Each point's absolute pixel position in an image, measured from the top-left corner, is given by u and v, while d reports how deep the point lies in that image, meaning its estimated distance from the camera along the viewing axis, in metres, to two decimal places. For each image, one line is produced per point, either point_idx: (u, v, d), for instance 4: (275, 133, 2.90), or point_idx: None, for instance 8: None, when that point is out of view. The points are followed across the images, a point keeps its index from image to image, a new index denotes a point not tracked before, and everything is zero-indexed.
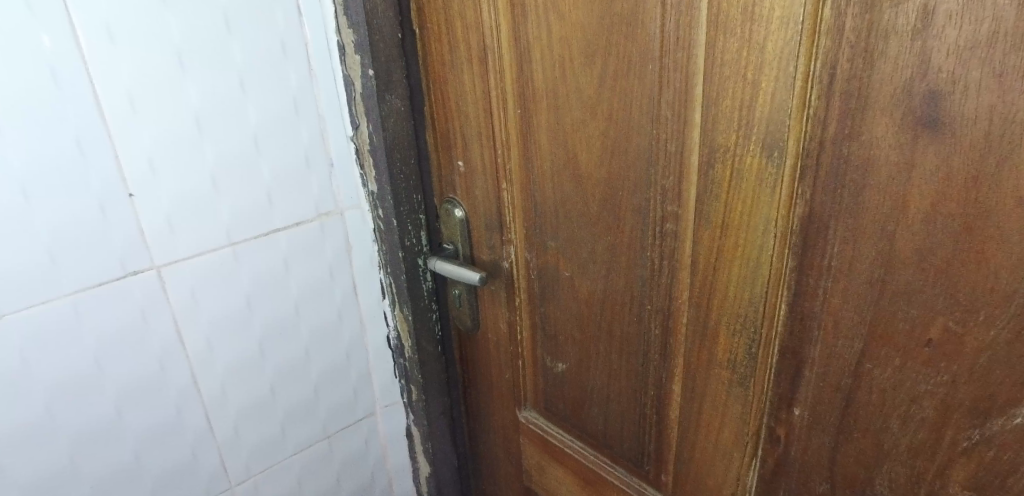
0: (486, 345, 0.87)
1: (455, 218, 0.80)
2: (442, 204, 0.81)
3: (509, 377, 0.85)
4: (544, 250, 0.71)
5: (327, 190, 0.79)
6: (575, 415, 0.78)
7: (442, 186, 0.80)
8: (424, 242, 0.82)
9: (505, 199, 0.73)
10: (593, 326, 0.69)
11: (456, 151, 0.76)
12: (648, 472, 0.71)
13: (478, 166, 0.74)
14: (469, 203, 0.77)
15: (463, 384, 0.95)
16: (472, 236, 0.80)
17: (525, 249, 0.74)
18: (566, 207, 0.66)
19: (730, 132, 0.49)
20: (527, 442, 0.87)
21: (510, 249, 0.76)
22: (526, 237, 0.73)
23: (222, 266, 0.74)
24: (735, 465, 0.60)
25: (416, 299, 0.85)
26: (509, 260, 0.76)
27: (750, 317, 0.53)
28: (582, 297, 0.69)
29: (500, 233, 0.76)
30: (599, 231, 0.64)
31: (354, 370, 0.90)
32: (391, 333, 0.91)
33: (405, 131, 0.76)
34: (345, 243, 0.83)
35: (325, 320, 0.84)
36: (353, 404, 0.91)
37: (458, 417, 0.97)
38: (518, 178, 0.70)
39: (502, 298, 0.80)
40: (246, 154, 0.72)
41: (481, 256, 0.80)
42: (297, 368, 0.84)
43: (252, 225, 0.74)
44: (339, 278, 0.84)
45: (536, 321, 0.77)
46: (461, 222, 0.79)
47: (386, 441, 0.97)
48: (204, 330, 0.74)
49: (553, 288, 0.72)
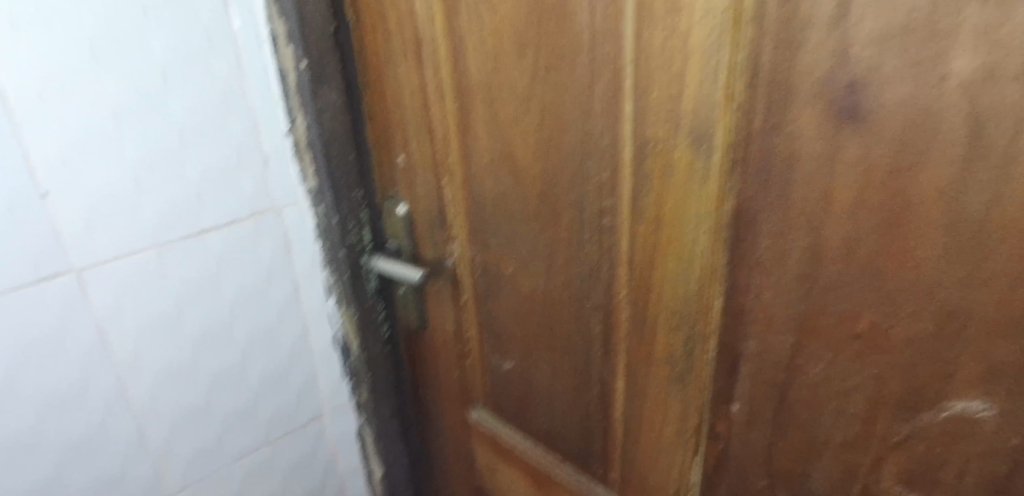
0: (434, 344, 0.85)
1: (397, 215, 0.77)
2: (384, 201, 0.78)
3: (457, 376, 0.84)
4: (486, 247, 0.70)
5: (262, 187, 0.76)
6: (523, 414, 0.76)
7: (383, 181, 0.78)
8: (368, 239, 0.80)
9: (447, 195, 0.71)
10: (536, 324, 0.68)
11: (395, 147, 0.74)
12: (595, 470, 0.71)
13: (417, 162, 0.71)
14: (411, 198, 0.75)
15: (414, 384, 0.92)
16: (415, 233, 0.77)
17: (467, 246, 0.72)
18: (505, 203, 0.64)
19: (659, 126, 0.48)
20: (477, 442, 0.85)
21: (453, 246, 0.74)
22: (469, 234, 0.71)
23: (150, 267, 0.70)
24: (677, 463, 0.60)
25: (361, 298, 0.82)
26: (452, 258, 0.74)
27: (686, 314, 0.52)
28: (524, 294, 0.67)
29: (443, 229, 0.74)
30: (538, 227, 0.62)
31: (298, 373, 0.87)
32: (337, 334, 0.88)
33: (342, 125, 0.73)
34: (283, 241, 0.80)
35: (265, 322, 0.82)
36: (297, 407, 0.89)
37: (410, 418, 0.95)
38: (458, 174, 0.68)
39: (447, 297, 0.78)
40: (172, 149, 0.68)
41: (424, 254, 0.78)
42: (234, 372, 0.81)
43: (179, 225, 0.71)
44: (278, 279, 0.81)
45: (482, 319, 0.76)
46: (403, 219, 0.77)
47: (335, 444, 0.95)
48: (130, 335, 0.71)
49: (496, 285, 0.71)
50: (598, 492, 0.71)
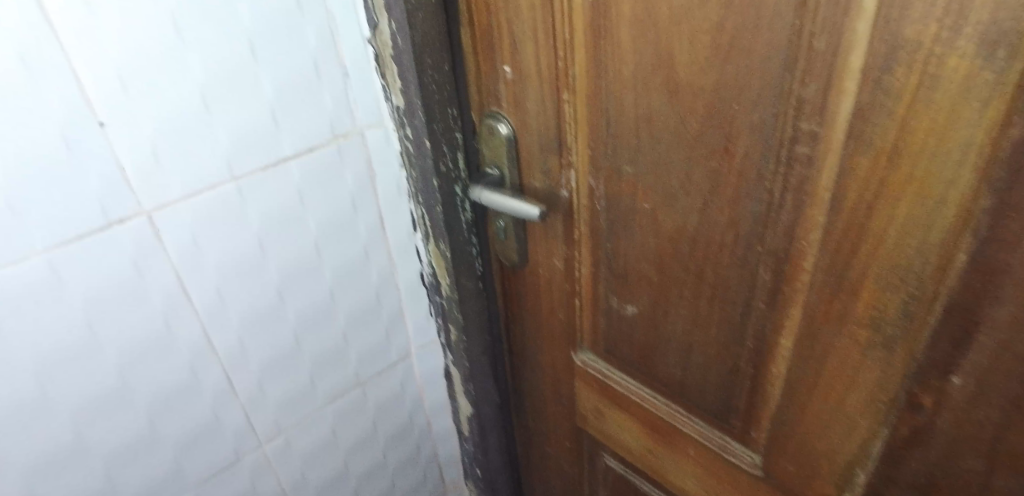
0: (535, 281, 0.76)
1: (501, 135, 0.65)
2: (483, 119, 0.66)
3: (562, 317, 0.75)
4: (616, 176, 0.58)
5: (343, 106, 0.65)
6: (644, 362, 0.68)
7: (482, 97, 0.66)
8: (462, 168, 0.69)
9: (567, 113, 0.59)
10: (677, 268, 0.58)
11: (500, 55, 0.61)
12: (734, 426, 0.63)
13: (531, 74, 0.59)
14: (518, 118, 0.63)
15: (505, 320, 0.85)
16: (520, 159, 0.66)
17: (589, 174, 0.61)
18: (652, 124, 0.52)
19: (926, 24, 0.35)
20: (582, 385, 0.78)
21: (570, 174, 0.63)
22: (593, 161, 0.60)
23: (227, 205, 0.60)
24: (858, 433, 0.51)
25: (454, 232, 0.73)
26: (567, 188, 0.64)
27: (913, 270, 0.41)
28: (663, 234, 0.57)
29: (558, 156, 0.62)
30: (697, 156, 0.51)
31: (385, 311, 0.79)
32: (424, 270, 0.79)
33: (436, 28, 0.61)
34: (367, 168, 0.69)
35: (351, 259, 0.72)
36: (386, 346, 0.81)
37: (500, 355, 0.88)
38: (584, 88, 0.56)
39: (557, 231, 0.68)
40: (243, 63, 0.57)
41: (532, 184, 0.67)
42: (322, 314, 0.73)
43: (256, 154, 0.60)
44: (363, 210, 0.71)
45: (600, 258, 0.66)
46: (508, 141, 0.65)
47: (422, 382, 0.89)
48: (212, 281, 0.62)
49: (625, 221, 0.60)
50: (734, 449, 0.64)
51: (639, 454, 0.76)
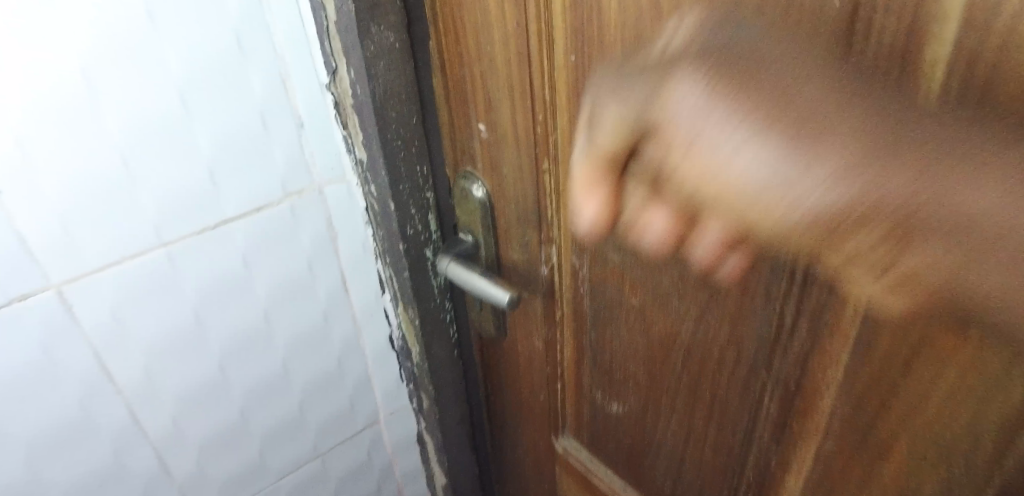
0: (514, 357, 0.67)
1: (474, 199, 0.57)
2: (456, 179, 0.58)
3: (543, 400, 0.66)
4: (600, 261, 0.49)
5: (297, 161, 0.57)
6: (631, 464, 0.59)
7: (456, 154, 0.57)
8: (434, 230, 0.61)
9: (546, 185, 0.50)
10: (669, 376, 0.49)
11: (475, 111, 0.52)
12: None
13: (507, 136, 0.50)
14: (494, 183, 0.55)
15: (485, 388, 0.76)
16: (496, 226, 0.58)
17: (572, 252, 0.52)
18: None
19: None
20: (564, 473, 0.69)
21: (550, 251, 0.54)
22: (574, 241, 0.51)
23: (156, 275, 0.53)
24: None
25: (425, 300, 0.64)
26: (548, 265, 0.55)
27: (961, 445, 0.32)
28: (653, 335, 0.48)
29: (538, 230, 0.53)
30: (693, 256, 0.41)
31: (350, 378, 0.71)
32: (394, 334, 0.71)
33: (401, 77, 0.52)
34: (327, 227, 0.61)
35: (307, 326, 0.65)
36: (351, 415, 0.74)
37: (480, 424, 0.79)
38: (565, 158, 0.47)
39: (536, 308, 0.59)
40: (171, 119, 0.49)
41: (509, 255, 0.58)
42: (273, 385, 0.65)
43: (190, 218, 0.53)
44: (322, 273, 0.63)
45: (583, 345, 0.57)
46: (482, 206, 0.57)
47: (392, 449, 0.81)
48: (138, 357, 0.55)
49: (611, 312, 0.51)
50: None
51: None
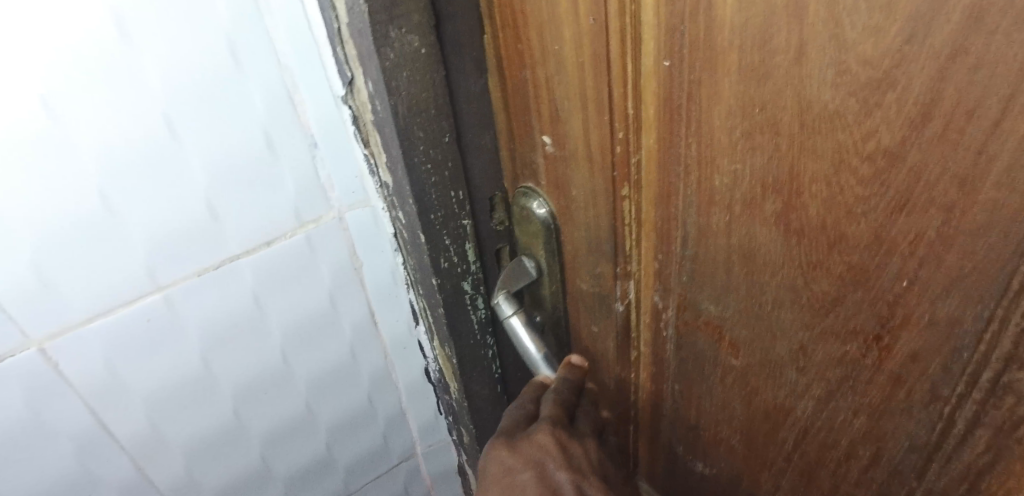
0: None
1: (537, 219, 0.46)
2: (514, 195, 0.48)
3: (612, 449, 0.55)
4: (691, 309, 0.39)
5: (311, 186, 0.48)
6: None
7: (515, 168, 0.47)
8: (474, 261, 0.52)
9: (626, 214, 0.39)
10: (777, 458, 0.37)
11: (532, 115, 0.42)
12: None
13: (578, 154, 0.39)
14: (560, 206, 0.44)
15: None
16: (561, 249, 0.46)
17: (655, 289, 0.41)
18: (751, 267, 0.33)
19: None
20: None
21: (626, 285, 0.43)
22: (660, 278, 0.40)
23: (154, 322, 0.47)
24: None
25: (463, 337, 0.56)
26: (624, 303, 0.43)
27: None
28: (745, 406, 0.38)
29: (612, 264, 0.42)
30: (823, 328, 0.30)
31: (381, 414, 0.64)
32: (431, 366, 0.63)
33: (429, 87, 0.43)
34: (349, 257, 0.53)
35: (332, 364, 0.57)
36: (384, 452, 0.67)
37: None
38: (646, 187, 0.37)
39: (607, 349, 0.47)
40: (157, 146, 0.42)
41: (577, 284, 0.47)
42: (296, 427, 0.58)
43: (188, 258, 0.46)
44: (346, 306, 0.55)
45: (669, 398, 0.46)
46: (545, 226, 0.46)
47: (432, 483, 0.74)
48: (142, 410, 0.49)
49: (700, 370, 0.40)
50: None
51: None
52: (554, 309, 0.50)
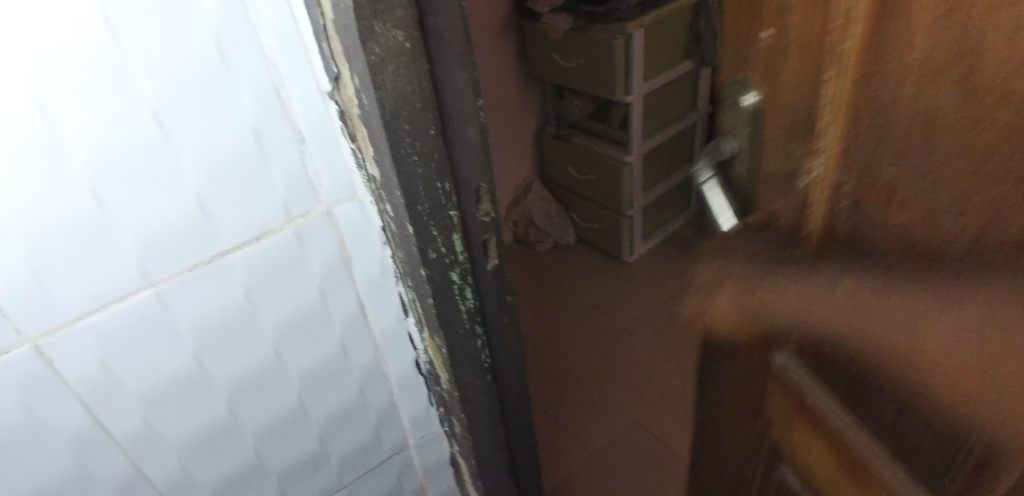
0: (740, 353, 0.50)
1: (744, 109, 0.40)
2: (728, 87, 0.42)
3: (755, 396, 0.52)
4: (868, 177, 0.33)
5: (301, 182, 0.49)
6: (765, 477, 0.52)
7: (735, 55, 0.41)
8: (461, 251, 0.54)
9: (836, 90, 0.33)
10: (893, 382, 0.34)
11: (738, 59, 0.41)
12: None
13: (797, 43, 0.35)
14: (772, 92, 0.38)
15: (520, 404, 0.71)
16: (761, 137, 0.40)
17: (835, 168, 0.35)
18: (933, 128, 0.28)
19: None
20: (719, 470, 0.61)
21: (811, 167, 0.37)
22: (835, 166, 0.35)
23: (148, 319, 0.47)
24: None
25: (453, 326, 0.58)
26: (807, 182, 0.37)
27: None
28: (837, 328, 0.36)
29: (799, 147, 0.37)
30: (970, 182, 0.27)
31: (375, 407, 0.65)
32: (422, 358, 0.64)
33: (416, 81, 0.44)
34: (339, 252, 0.54)
35: (325, 359, 0.58)
36: (377, 445, 0.67)
37: (515, 442, 0.74)
38: (837, 138, 0.34)
39: (765, 231, 0.41)
40: (149, 144, 0.42)
41: (766, 164, 0.41)
42: (290, 421, 0.59)
43: (182, 255, 0.46)
44: (337, 301, 0.56)
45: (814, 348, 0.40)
46: (752, 116, 0.40)
47: (425, 475, 0.75)
48: (137, 407, 0.50)
49: (862, 249, 0.34)
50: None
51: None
52: (739, 192, 0.44)
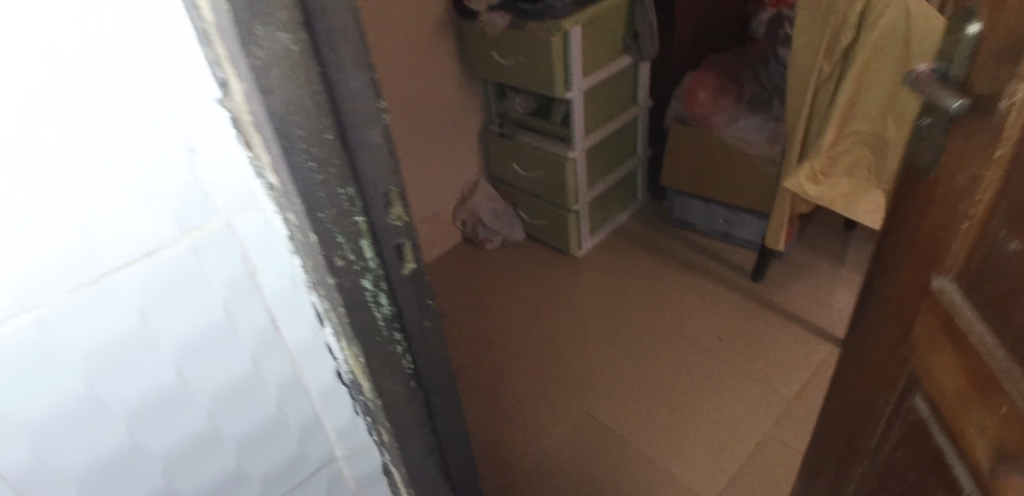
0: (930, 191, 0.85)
1: (966, 36, 0.75)
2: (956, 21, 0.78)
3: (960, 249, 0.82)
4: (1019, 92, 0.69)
5: (193, 195, 0.47)
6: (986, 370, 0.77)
7: None
8: (371, 258, 0.54)
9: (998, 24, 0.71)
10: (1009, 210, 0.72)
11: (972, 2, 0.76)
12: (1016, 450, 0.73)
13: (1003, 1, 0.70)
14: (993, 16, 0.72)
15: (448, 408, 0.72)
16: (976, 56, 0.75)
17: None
18: None
19: None
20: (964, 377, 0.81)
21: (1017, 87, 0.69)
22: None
23: (29, 348, 0.44)
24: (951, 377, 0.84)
25: (368, 335, 0.58)
26: (1008, 103, 0.71)
27: None
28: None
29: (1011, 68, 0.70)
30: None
31: (295, 420, 0.63)
32: (343, 368, 0.62)
33: (307, 89, 0.43)
34: (242, 265, 0.52)
35: (235, 376, 0.56)
36: (300, 458, 0.66)
37: (446, 444, 0.75)
38: None
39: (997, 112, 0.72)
40: (14, 164, 0.40)
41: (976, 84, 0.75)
42: (202, 440, 0.57)
43: (63, 278, 0.44)
44: (244, 315, 0.54)
45: (922, 227, 0.88)
46: (971, 39, 0.75)
47: (355, 485, 0.73)
48: (24, 440, 0.47)
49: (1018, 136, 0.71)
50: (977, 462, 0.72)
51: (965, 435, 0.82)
52: (954, 79, 0.79)
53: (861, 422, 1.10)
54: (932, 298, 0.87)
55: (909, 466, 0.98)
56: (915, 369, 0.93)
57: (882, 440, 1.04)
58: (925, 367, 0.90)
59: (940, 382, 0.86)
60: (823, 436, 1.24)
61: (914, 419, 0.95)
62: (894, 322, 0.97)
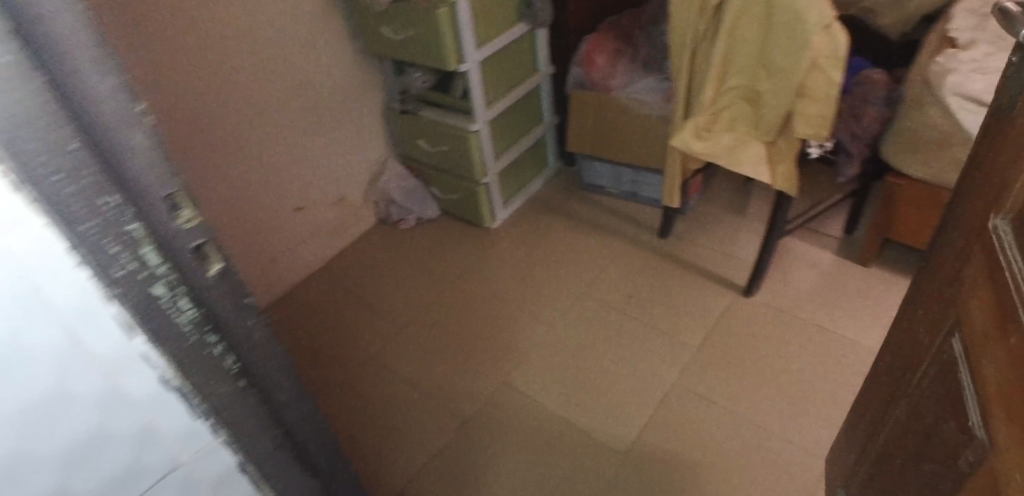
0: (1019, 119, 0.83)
1: None
2: None
3: (1004, 174, 0.86)
4: None
5: None
6: (1004, 279, 0.82)
7: None
8: (155, 259, 0.65)
9: None
10: None
11: None
12: (1009, 356, 0.78)
13: None
14: None
15: (268, 381, 0.85)
16: None
17: None
18: None
19: None
20: (992, 294, 0.85)
21: None
22: None
23: None
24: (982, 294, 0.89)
25: (168, 325, 0.68)
26: None
27: None
28: None
29: None
30: None
31: (127, 430, 0.67)
32: (162, 371, 0.68)
33: (49, 119, 0.54)
34: (26, 290, 0.56)
35: (44, 398, 0.60)
36: (140, 464, 0.70)
37: (278, 414, 0.88)
38: None
39: None
40: None
41: None
42: (25, 459, 0.61)
43: None
44: (40, 337, 0.58)
45: (994, 160, 0.90)
46: None
47: (209, 482, 0.78)
48: None
49: None
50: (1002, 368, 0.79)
51: (979, 339, 0.88)
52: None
53: (926, 346, 1.09)
54: (989, 237, 0.89)
55: (924, 413, 1.04)
56: (960, 315, 0.96)
57: (923, 376, 1.08)
58: (967, 306, 0.93)
59: (982, 309, 0.88)
60: (879, 380, 1.30)
61: (948, 360, 0.97)
62: (956, 261, 1.01)
